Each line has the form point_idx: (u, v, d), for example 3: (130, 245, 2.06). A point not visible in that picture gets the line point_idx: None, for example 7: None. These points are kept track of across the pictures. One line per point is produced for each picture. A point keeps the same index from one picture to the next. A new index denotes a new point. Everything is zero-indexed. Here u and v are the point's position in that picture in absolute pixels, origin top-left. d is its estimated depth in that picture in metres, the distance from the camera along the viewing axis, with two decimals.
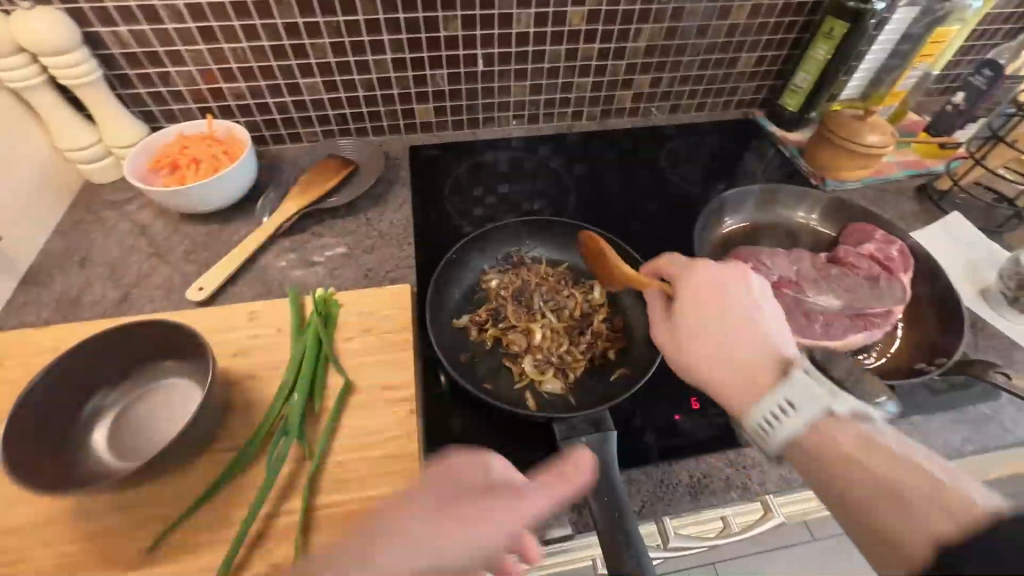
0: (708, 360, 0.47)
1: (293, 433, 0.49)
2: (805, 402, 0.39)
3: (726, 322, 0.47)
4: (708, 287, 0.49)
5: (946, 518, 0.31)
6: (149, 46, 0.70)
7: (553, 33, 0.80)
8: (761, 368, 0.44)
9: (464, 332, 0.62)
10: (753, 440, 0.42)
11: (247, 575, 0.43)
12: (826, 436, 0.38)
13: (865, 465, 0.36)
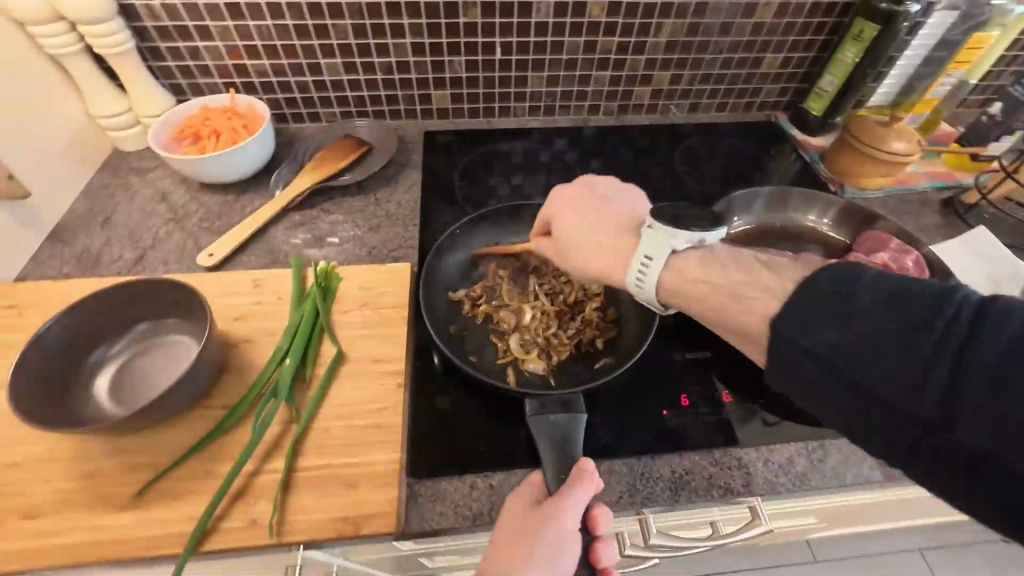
0: (589, 252, 0.50)
1: (281, 396, 0.50)
2: (659, 250, 0.45)
3: (592, 211, 0.52)
4: (572, 197, 0.54)
5: (767, 300, 0.38)
6: (179, 21, 0.73)
7: (573, 24, 0.80)
8: (622, 234, 0.49)
9: (460, 306, 0.64)
10: (637, 299, 0.47)
11: (226, 527, 0.45)
12: (682, 269, 0.44)
13: (710, 280, 0.42)
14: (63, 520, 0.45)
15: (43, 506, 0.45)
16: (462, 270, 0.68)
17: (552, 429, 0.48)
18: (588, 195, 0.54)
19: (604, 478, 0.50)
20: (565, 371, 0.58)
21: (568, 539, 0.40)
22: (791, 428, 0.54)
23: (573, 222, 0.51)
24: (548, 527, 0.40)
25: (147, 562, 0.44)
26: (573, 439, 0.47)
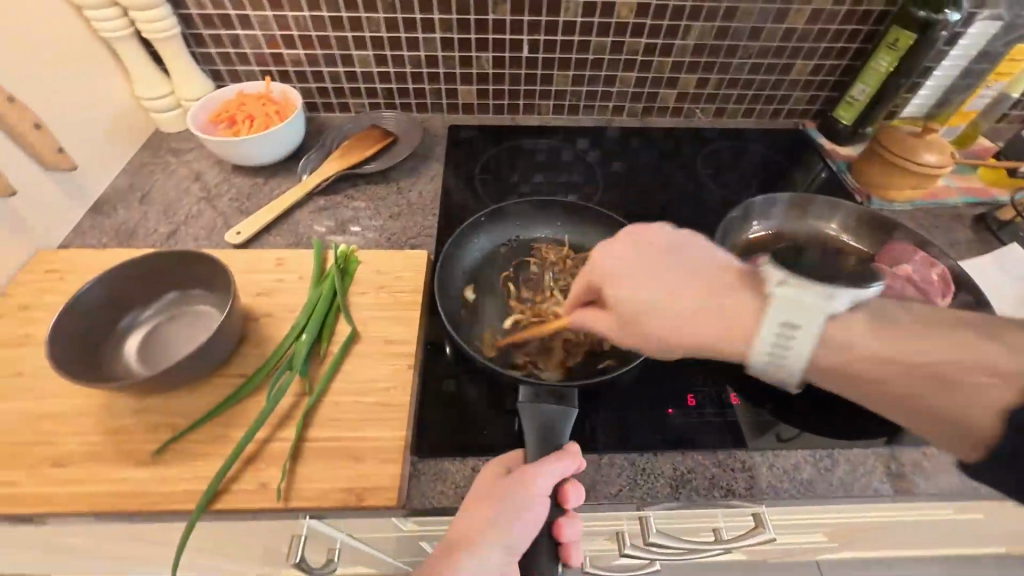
0: (686, 323, 0.43)
1: (296, 369, 0.52)
2: (813, 322, 0.39)
3: (672, 270, 0.45)
4: (634, 256, 0.47)
5: (991, 388, 0.35)
6: (223, 10, 0.77)
7: (601, 24, 0.80)
8: (732, 294, 0.43)
9: (475, 292, 0.65)
10: (773, 376, 0.42)
11: (237, 488, 0.47)
12: (847, 341, 0.39)
13: (908, 365, 0.38)
14: (87, 471, 0.47)
15: (71, 457, 0.48)
16: (481, 256, 0.69)
17: (547, 419, 0.46)
18: (654, 249, 0.47)
19: (605, 471, 0.51)
20: (567, 366, 0.57)
21: (532, 508, 0.42)
22: (799, 436, 0.53)
23: (649, 289, 0.45)
24: (521, 493, 0.42)
25: (162, 517, 0.47)
26: (560, 428, 0.46)
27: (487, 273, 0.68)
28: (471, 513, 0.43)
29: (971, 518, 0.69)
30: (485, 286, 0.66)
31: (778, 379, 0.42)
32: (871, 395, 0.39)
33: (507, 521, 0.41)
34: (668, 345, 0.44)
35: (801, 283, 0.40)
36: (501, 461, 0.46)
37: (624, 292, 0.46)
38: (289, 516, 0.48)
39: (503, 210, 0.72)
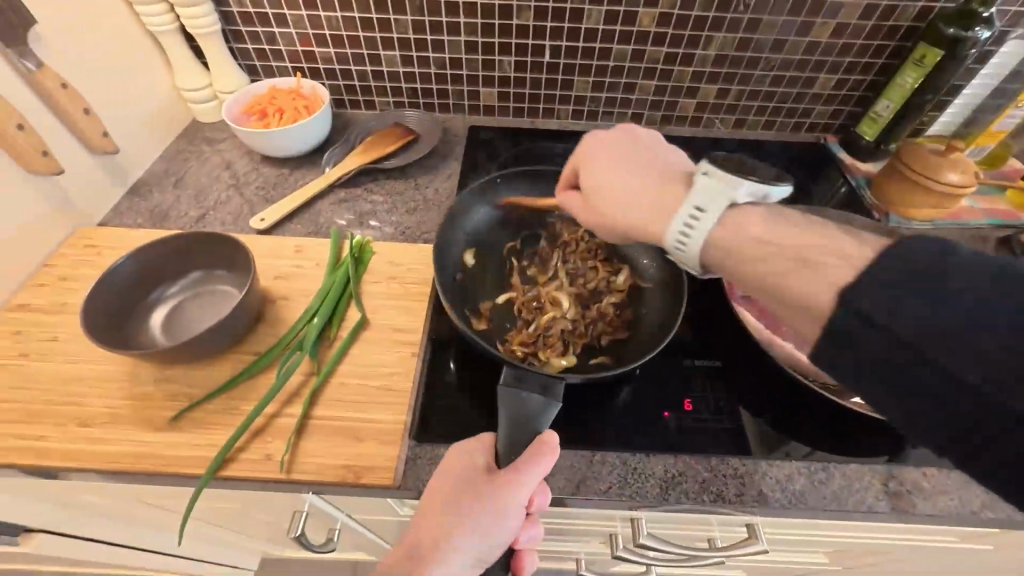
0: (620, 201, 0.48)
1: (306, 350, 0.55)
2: (714, 201, 0.42)
3: (625, 162, 0.50)
4: (607, 140, 0.52)
5: (846, 266, 0.34)
6: (261, 8, 0.81)
7: (623, 32, 0.82)
8: (671, 183, 0.47)
9: (479, 267, 0.68)
10: (677, 262, 0.44)
11: (244, 458, 0.49)
12: (741, 225, 0.41)
13: (779, 242, 0.39)
14: (110, 432, 0.51)
15: (96, 418, 0.52)
16: (489, 227, 0.72)
17: (527, 412, 0.45)
18: (630, 139, 0.52)
19: (596, 468, 0.52)
20: (560, 355, 0.59)
21: (509, 515, 0.43)
22: (794, 446, 0.53)
23: (607, 165, 0.50)
24: (500, 499, 0.42)
25: (174, 479, 0.50)
26: (538, 419, 0.45)
27: (492, 249, 0.70)
28: (446, 515, 0.43)
29: (977, 547, 0.67)
30: (489, 263, 0.69)
31: (681, 259, 0.44)
32: (752, 281, 0.40)
33: (489, 522, 0.43)
34: (606, 226, 0.49)
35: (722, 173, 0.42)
36: (474, 460, 0.45)
37: (586, 170, 0.51)
38: (291, 489, 0.50)
39: (516, 178, 0.74)
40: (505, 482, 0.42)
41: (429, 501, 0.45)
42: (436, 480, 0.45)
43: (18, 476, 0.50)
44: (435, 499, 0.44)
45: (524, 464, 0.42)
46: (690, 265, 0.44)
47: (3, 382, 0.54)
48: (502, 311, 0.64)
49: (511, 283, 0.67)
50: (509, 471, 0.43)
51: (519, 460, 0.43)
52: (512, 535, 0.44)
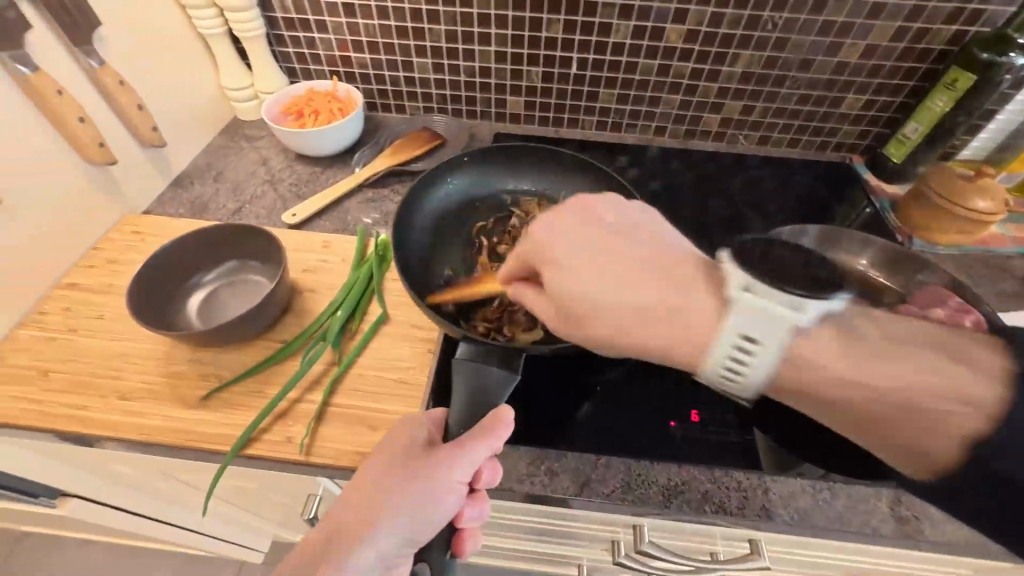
0: (625, 323, 0.41)
1: (329, 341, 0.58)
2: (769, 335, 0.36)
3: (612, 252, 0.43)
4: (566, 228, 0.45)
5: (970, 417, 0.32)
6: (303, 14, 0.84)
7: (650, 47, 0.83)
8: (684, 290, 0.40)
9: (448, 247, 0.70)
10: (728, 391, 0.39)
11: (266, 439, 0.52)
12: (806, 356, 0.36)
13: (872, 383, 0.35)
14: (146, 406, 0.54)
15: (134, 392, 0.55)
16: (456, 202, 0.75)
17: (487, 381, 0.48)
18: (591, 225, 0.45)
19: (600, 471, 0.53)
20: (526, 330, 0.60)
21: (449, 493, 0.44)
22: (806, 467, 0.52)
23: (591, 268, 0.42)
24: (445, 467, 0.44)
25: (201, 454, 0.53)
26: (496, 392, 0.48)
27: (460, 227, 0.73)
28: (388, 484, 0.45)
29: None
30: (460, 241, 0.71)
31: (732, 391, 0.39)
32: (853, 421, 0.36)
33: (429, 494, 0.44)
34: (612, 346, 0.42)
35: (764, 289, 0.37)
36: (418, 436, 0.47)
37: (559, 277, 0.43)
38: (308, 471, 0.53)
39: (486, 157, 0.77)
40: (452, 452, 0.45)
41: (371, 472, 0.46)
42: (381, 452, 0.47)
43: (62, 441, 0.54)
44: (376, 478, 0.46)
45: (473, 437, 0.44)
46: (744, 395, 0.39)
47: (53, 354, 0.58)
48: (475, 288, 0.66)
49: (480, 261, 0.69)
50: (457, 442, 0.45)
51: (469, 433, 0.45)
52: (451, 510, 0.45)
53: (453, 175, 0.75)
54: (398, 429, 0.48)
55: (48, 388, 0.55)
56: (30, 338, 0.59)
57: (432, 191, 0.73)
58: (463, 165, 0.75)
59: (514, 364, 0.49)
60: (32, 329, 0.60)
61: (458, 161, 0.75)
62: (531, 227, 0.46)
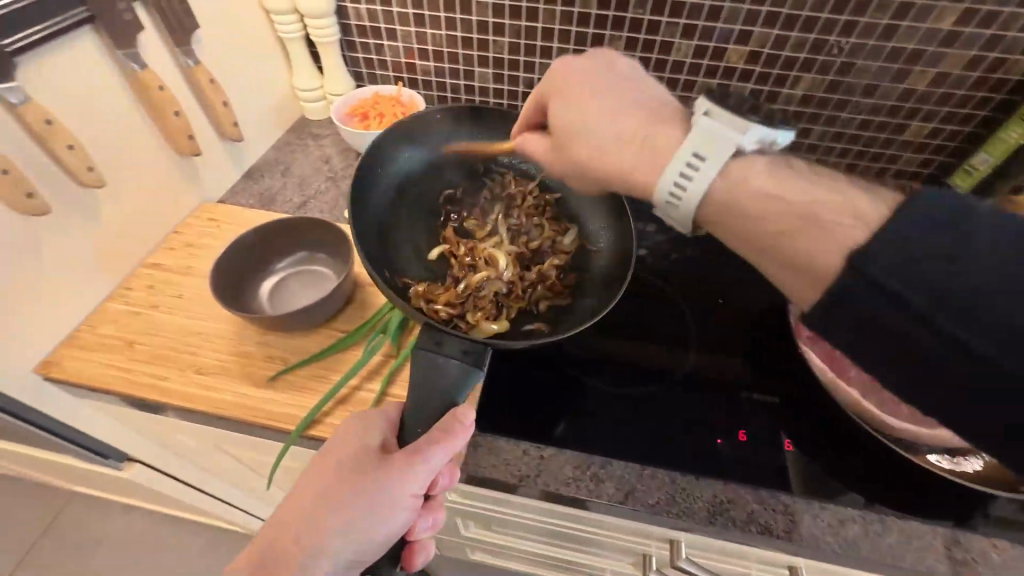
0: (601, 146, 0.48)
1: (388, 334, 0.60)
2: (719, 150, 0.42)
3: (609, 92, 0.50)
4: (583, 75, 0.52)
5: (861, 228, 0.37)
6: (375, 23, 0.88)
7: (710, 66, 0.83)
8: (660, 123, 0.47)
9: (411, 217, 0.71)
10: (668, 215, 0.45)
11: (328, 422, 0.55)
12: (745, 178, 0.42)
13: (787, 199, 0.40)
14: (220, 381, 0.58)
15: (209, 367, 0.59)
16: (424, 167, 0.75)
17: (444, 383, 0.50)
18: (610, 72, 0.52)
19: (646, 482, 0.53)
20: (491, 319, 0.61)
21: (404, 502, 0.47)
22: (855, 499, 0.52)
23: (593, 102, 0.50)
24: (400, 476, 0.46)
25: (267, 430, 0.57)
26: (456, 391, 0.50)
27: (424, 192, 0.74)
28: (345, 491, 0.47)
29: None
30: (426, 213, 0.72)
31: (671, 215, 0.44)
32: (758, 240, 0.41)
33: (383, 504, 0.47)
34: (587, 170, 0.50)
35: (723, 114, 0.42)
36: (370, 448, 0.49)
37: (565, 109, 0.51)
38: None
39: (458, 123, 0.76)
40: (407, 460, 0.46)
41: (328, 479, 0.48)
42: (335, 457, 0.49)
43: (143, 407, 0.58)
44: (332, 489, 0.48)
45: (427, 444, 0.46)
46: (681, 222, 0.45)
47: (138, 328, 0.62)
48: (437, 263, 0.68)
49: (444, 235, 0.70)
50: (412, 449, 0.46)
51: (423, 440, 0.47)
52: (407, 516, 0.48)
53: (423, 138, 0.75)
54: (350, 432, 0.50)
55: (134, 357, 0.60)
56: (118, 311, 0.64)
57: (398, 152, 0.73)
58: (434, 127, 0.75)
59: (479, 361, 0.51)
60: (119, 303, 0.65)
61: (429, 118, 0.75)
62: (558, 65, 0.54)
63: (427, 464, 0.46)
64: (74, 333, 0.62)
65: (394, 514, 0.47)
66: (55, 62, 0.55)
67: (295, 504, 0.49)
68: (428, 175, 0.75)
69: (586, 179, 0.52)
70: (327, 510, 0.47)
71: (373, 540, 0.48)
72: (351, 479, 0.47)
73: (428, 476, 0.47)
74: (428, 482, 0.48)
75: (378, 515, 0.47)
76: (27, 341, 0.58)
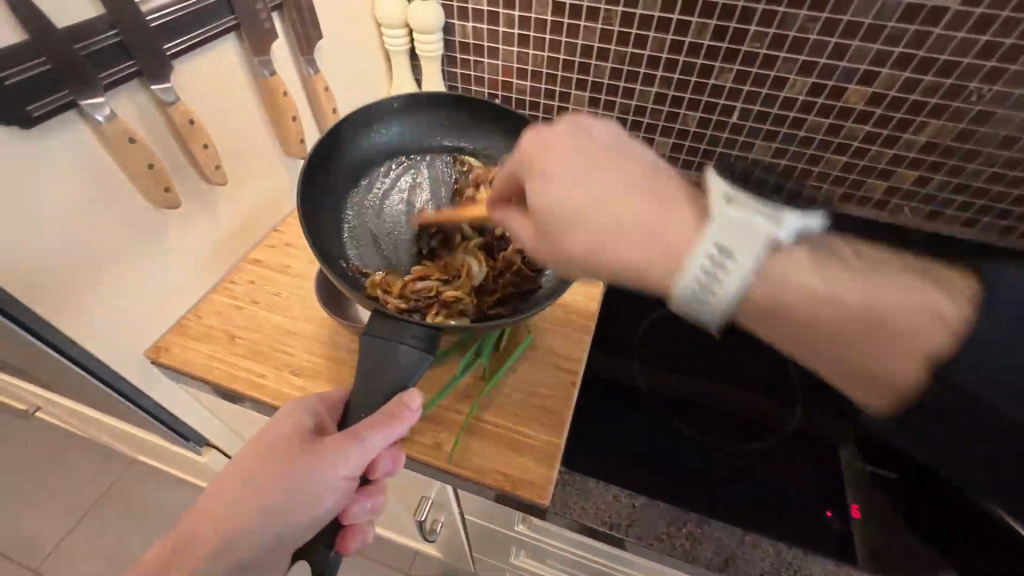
0: (600, 231, 0.43)
1: (481, 356, 0.59)
2: (745, 245, 0.37)
3: (598, 159, 0.46)
4: (560, 142, 0.47)
5: (942, 328, 0.32)
6: (479, 41, 0.89)
7: (824, 105, 0.78)
8: (665, 206, 0.43)
9: (371, 206, 0.71)
10: (695, 318, 0.40)
11: (417, 441, 0.54)
12: (788, 277, 0.37)
13: (881, 302, 0.34)
14: (314, 383, 0.59)
15: (303, 368, 0.61)
16: (385, 163, 0.76)
17: (394, 370, 0.50)
18: (591, 144, 0.48)
19: (748, 549, 0.50)
20: (450, 308, 0.59)
21: (334, 486, 0.46)
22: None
23: (576, 177, 0.45)
24: (333, 458, 0.46)
25: None
26: (408, 370, 0.50)
27: (381, 182, 0.74)
28: (275, 476, 0.47)
29: None
30: (388, 203, 0.72)
31: (697, 317, 0.40)
32: (841, 353, 0.36)
33: (312, 489, 0.46)
34: (584, 260, 0.45)
35: (745, 201, 0.38)
36: (300, 433, 0.48)
37: (547, 187, 0.46)
38: (407, 461, 0.56)
39: (413, 113, 0.78)
40: (345, 444, 0.46)
41: (260, 459, 0.48)
42: (269, 439, 0.49)
43: (240, 400, 0.60)
44: (260, 475, 0.47)
45: (369, 427, 0.46)
46: (710, 325, 0.40)
47: (241, 322, 0.65)
48: (397, 250, 0.67)
49: (405, 226, 0.70)
50: (351, 433, 0.46)
51: (364, 424, 0.46)
52: (338, 500, 0.47)
53: (381, 133, 0.77)
54: (287, 415, 0.50)
55: (235, 351, 0.62)
56: (222, 304, 0.67)
57: (355, 147, 0.74)
58: (390, 115, 0.76)
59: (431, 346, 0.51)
60: (223, 295, 0.68)
61: (389, 109, 0.76)
62: (529, 134, 0.49)
63: (358, 447, 0.46)
64: (182, 320, 0.65)
65: (325, 497, 0.46)
66: (199, 68, 0.58)
67: (223, 483, 0.48)
68: (390, 160, 0.77)
69: (586, 270, 0.46)
70: (257, 490, 0.47)
71: (299, 523, 0.47)
72: (280, 465, 0.47)
73: (364, 460, 0.47)
74: (360, 468, 0.47)
75: (307, 500, 0.46)
76: (143, 322, 0.62)
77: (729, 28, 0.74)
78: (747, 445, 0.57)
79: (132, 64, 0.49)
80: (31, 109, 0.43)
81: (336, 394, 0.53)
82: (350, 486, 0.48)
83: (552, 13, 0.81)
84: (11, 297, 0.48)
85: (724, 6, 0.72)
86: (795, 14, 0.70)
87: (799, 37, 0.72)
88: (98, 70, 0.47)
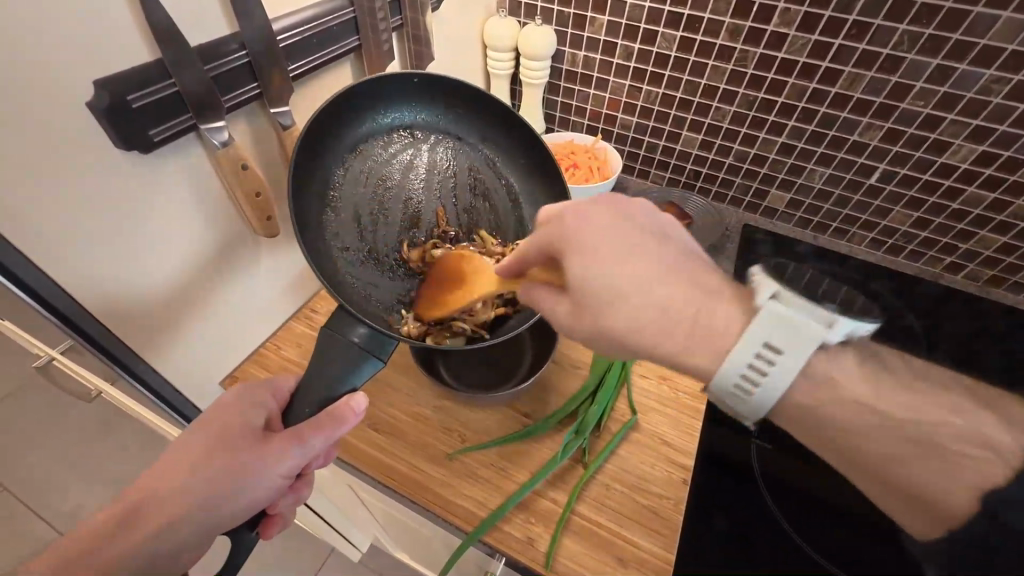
0: (643, 322, 0.36)
1: (584, 438, 0.52)
2: (797, 350, 0.32)
3: (631, 242, 0.37)
4: (601, 221, 0.38)
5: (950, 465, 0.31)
6: (589, 71, 0.82)
7: (991, 177, 0.64)
8: (708, 296, 0.35)
9: (363, 179, 0.54)
10: (723, 403, 0.35)
11: (507, 531, 0.48)
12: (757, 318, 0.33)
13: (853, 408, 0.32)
14: (393, 443, 0.54)
15: (384, 426, 0.55)
16: (385, 131, 0.56)
17: (346, 380, 0.43)
18: (627, 226, 0.38)
19: None
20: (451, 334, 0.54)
21: (259, 492, 0.39)
22: None
23: (623, 266, 0.36)
24: (269, 460, 0.39)
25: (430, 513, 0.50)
26: (348, 378, 0.43)
27: (379, 154, 0.56)
28: (193, 485, 0.38)
29: None
30: (377, 183, 0.55)
31: (736, 406, 0.34)
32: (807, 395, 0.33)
33: (233, 493, 0.38)
34: (618, 343, 0.37)
35: (798, 300, 0.32)
36: (229, 427, 0.41)
37: (589, 268, 0.37)
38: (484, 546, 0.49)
39: (439, 90, 0.57)
40: (280, 443, 0.40)
41: (177, 457, 0.39)
42: (198, 428, 0.41)
43: None
44: (169, 466, 0.39)
45: (311, 428, 0.40)
46: (749, 414, 0.34)
47: None
48: (380, 237, 0.55)
49: (389, 215, 0.56)
50: (292, 433, 0.40)
51: (308, 423, 0.40)
52: (260, 505, 0.40)
53: (394, 99, 0.56)
54: (222, 407, 0.42)
55: None
56: (302, 335, 0.63)
57: (359, 111, 0.53)
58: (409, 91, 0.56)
59: (382, 351, 0.44)
60: (303, 325, 0.65)
61: (408, 80, 0.55)
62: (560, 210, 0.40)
63: (300, 444, 0.40)
64: (260, 349, 0.62)
65: (248, 511, 0.40)
66: (304, 90, 0.54)
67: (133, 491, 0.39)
68: (389, 132, 0.57)
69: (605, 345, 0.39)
70: (166, 508, 0.38)
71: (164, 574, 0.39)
72: (199, 469, 0.39)
73: (302, 464, 0.41)
74: (294, 472, 0.41)
75: (220, 503, 0.38)
76: (219, 352, 0.58)
77: (891, 82, 0.62)
78: (813, 551, 0.57)
79: (255, 87, 0.46)
80: (153, 133, 0.39)
81: (275, 379, 0.45)
82: (274, 493, 0.40)
83: (676, 48, 0.72)
84: (69, 298, 0.41)
85: (889, 57, 0.60)
86: (979, 72, 0.57)
87: (978, 99, 0.59)
88: (223, 94, 0.43)
